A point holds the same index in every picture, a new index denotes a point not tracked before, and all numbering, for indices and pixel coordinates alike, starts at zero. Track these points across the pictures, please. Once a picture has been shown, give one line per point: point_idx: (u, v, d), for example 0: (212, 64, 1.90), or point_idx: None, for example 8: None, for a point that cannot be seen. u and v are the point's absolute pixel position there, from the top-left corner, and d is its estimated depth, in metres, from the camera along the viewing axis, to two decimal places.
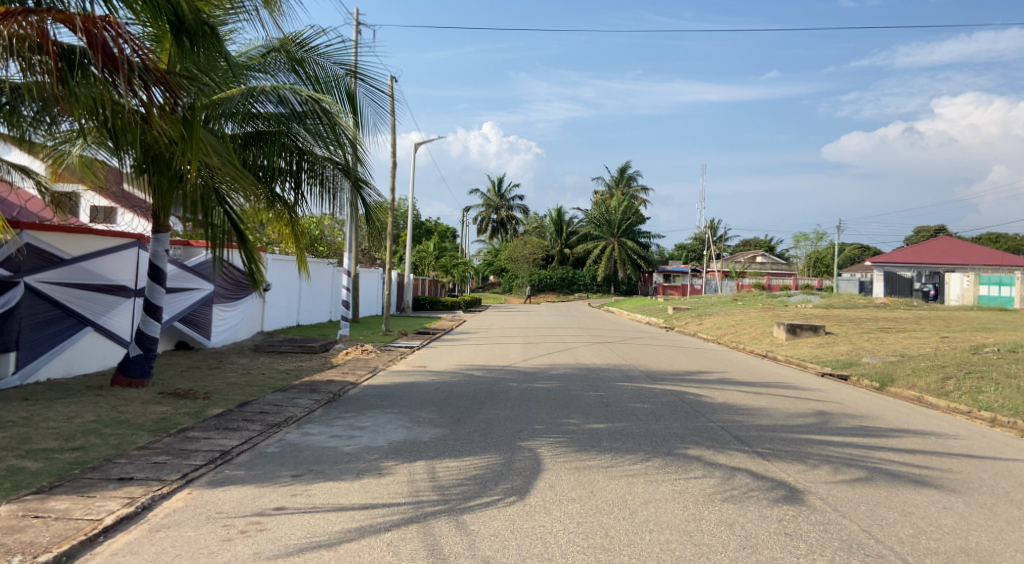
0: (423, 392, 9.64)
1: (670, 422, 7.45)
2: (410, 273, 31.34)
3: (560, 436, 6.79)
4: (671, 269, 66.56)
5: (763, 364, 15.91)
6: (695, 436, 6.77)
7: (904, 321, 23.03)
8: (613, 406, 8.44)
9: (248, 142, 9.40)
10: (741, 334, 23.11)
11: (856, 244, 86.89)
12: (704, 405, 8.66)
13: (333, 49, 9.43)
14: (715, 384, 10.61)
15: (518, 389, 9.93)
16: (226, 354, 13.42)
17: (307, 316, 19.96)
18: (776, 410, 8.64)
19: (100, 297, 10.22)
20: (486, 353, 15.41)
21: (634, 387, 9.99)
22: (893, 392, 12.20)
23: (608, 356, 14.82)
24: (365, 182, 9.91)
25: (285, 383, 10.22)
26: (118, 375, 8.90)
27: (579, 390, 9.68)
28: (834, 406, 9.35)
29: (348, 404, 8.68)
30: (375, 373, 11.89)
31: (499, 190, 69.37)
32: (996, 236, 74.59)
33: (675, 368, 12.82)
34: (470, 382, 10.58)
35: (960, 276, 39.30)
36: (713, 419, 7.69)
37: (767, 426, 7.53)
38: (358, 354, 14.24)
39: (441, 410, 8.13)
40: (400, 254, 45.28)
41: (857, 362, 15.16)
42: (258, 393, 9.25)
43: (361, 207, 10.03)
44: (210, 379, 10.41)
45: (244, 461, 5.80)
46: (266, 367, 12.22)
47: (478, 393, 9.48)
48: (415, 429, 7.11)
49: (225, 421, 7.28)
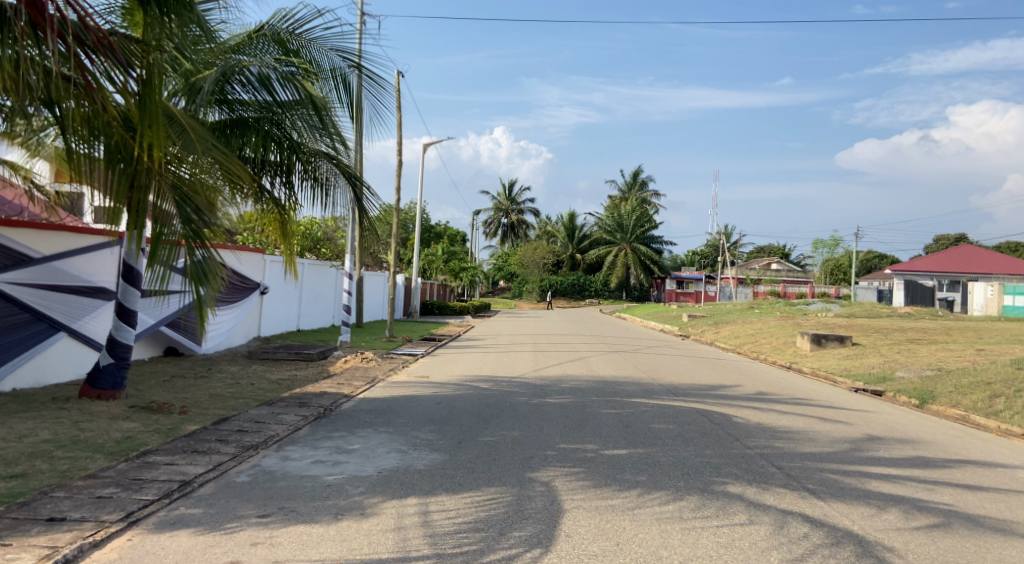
0: (423, 408, 8.76)
1: (700, 448, 6.53)
2: (417, 278, 30.57)
3: (574, 465, 5.88)
4: (687, 277, 64.22)
5: (789, 377, 14.91)
6: (733, 468, 5.85)
7: (933, 332, 21.90)
8: (635, 427, 7.51)
9: (230, 131, 8.47)
10: (761, 344, 22.07)
11: (873, 253, 85.37)
12: (736, 427, 7.72)
13: (330, 35, 8.49)
14: (743, 403, 9.67)
15: (528, 405, 9.03)
16: (216, 362, 12.62)
17: (307, 321, 19.17)
18: (818, 434, 7.68)
19: (75, 300, 9.44)
20: (494, 362, 14.51)
21: (656, 405, 9.07)
22: (936, 410, 11.19)
23: (624, 368, 13.90)
24: (359, 178, 9.04)
25: (273, 396, 9.38)
26: (86, 386, 8.11)
27: (595, 408, 8.77)
28: (880, 429, 8.38)
29: (339, 421, 7.82)
30: (374, 383, 11.04)
31: (511, 193, 68.60)
32: (1018, 245, 73.13)
33: (697, 381, 11.88)
34: (475, 397, 9.69)
35: (983, 285, 38.12)
36: (749, 446, 6.76)
37: (813, 454, 6.59)
38: (358, 362, 13.39)
39: (440, 430, 7.24)
40: (409, 257, 44.57)
41: (892, 376, 14.15)
42: (241, 408, 8.41)
43: (353, 206, 9.16)
44: (192, 390, 9.59)
45: (205, 497, 4.96)
46: (256, 376, 11.39)
47: (484, 409, 8.58)
48: (409, 454, 6.23)
49: (195, 442, 6.42)
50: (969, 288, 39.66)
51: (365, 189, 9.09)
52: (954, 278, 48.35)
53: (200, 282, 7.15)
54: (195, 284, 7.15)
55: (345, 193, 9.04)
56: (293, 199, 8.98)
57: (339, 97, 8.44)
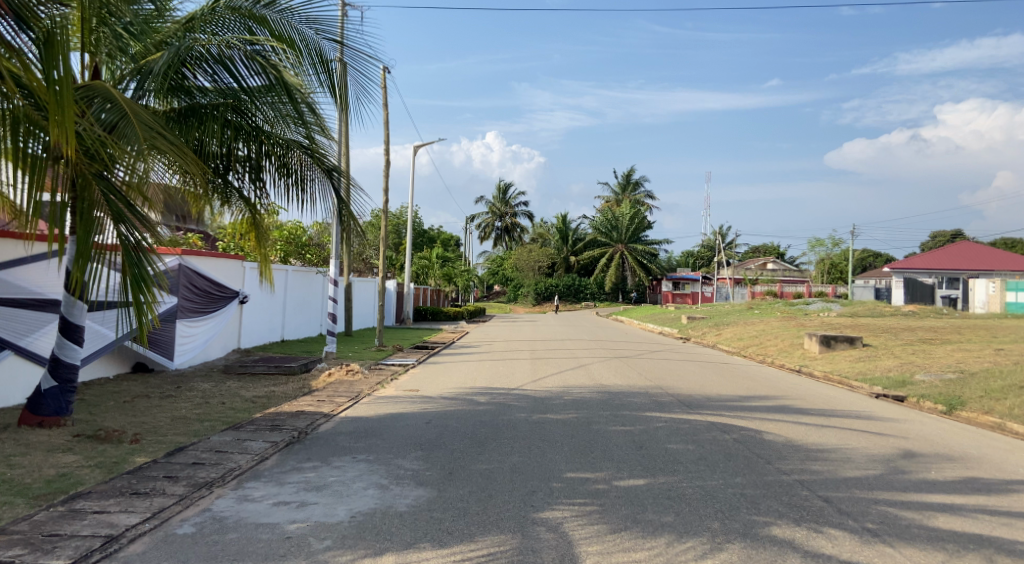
0: (410, 428, 7.82)
1: (728, 475, 5.62)
2: (409, 283, 29.74)
3: (585, 501, 4.96)
4: (680, 276, 63.72)
5: (803, 383, 14.03)
6: (773, 504, 4.93)
7: (945, 331, 21.04)
8: (651, 449, 6.60)
9: (184, 119, 7.32)
10: (766, 346, 21.21)
11: (869, 252, 84.79)
12: (764, 447, 6.80)
13: (301, 4, 7.43)
14: (764, 416, 8.79)
15: (528, 422, 8.11)
16: (188, 378, 11.68)
17: (292, 331, 18.23)
18: (857, 453, 6.77)
19: (24, 314, 8.48)
20: (488, 372, 13.59)
21: (670, 420, 8.14)
22: (968, 417, 10.32)
23: (628, 376, 13.01)
24: (337, 169, 8.15)
25: (243, 418, 8.45)
26: (26, 413, 7.20)
27: (603, 425, 7.85)
28: (922, 444, 7.48)
29: (314, 447, 6.91)
30: (358, 399, 10.13)
31: (503, 195, 67.71)
32: (1015, 241, 72.79)
33: (708, 391, 10.97)
34: (468, 413, 8.76)
35: (984, 282, 37.45)
36: (785, 470, 5.87)
37: (861, 479, 5.68)
38: (343, 374, 12.45)
39: (428, 457, 6.30)
40: (401, 262, 43.67)
41: (913, 380, 13.26)
42: (204, 434, 7.48)
43: (335, 204, 8.25)
44: (154, 413, 8.65)
45: (132, 558, 4.03)
46: (229, 393, 10.45)
47: (478, 429, 7.64)
48: (390, 491, 5.29)
49: (137, 481, 5.49)
50: (971, 286, 38.94)
51: (346, 183, 8.26)
52: (954, 275, 47.73)
53: (137, 289, 5.85)
54: (132, 293, 5.86)
55: (325, 189, 8.10)
56: (263, 198, 8.16)
57: (316, 80, 7.32)
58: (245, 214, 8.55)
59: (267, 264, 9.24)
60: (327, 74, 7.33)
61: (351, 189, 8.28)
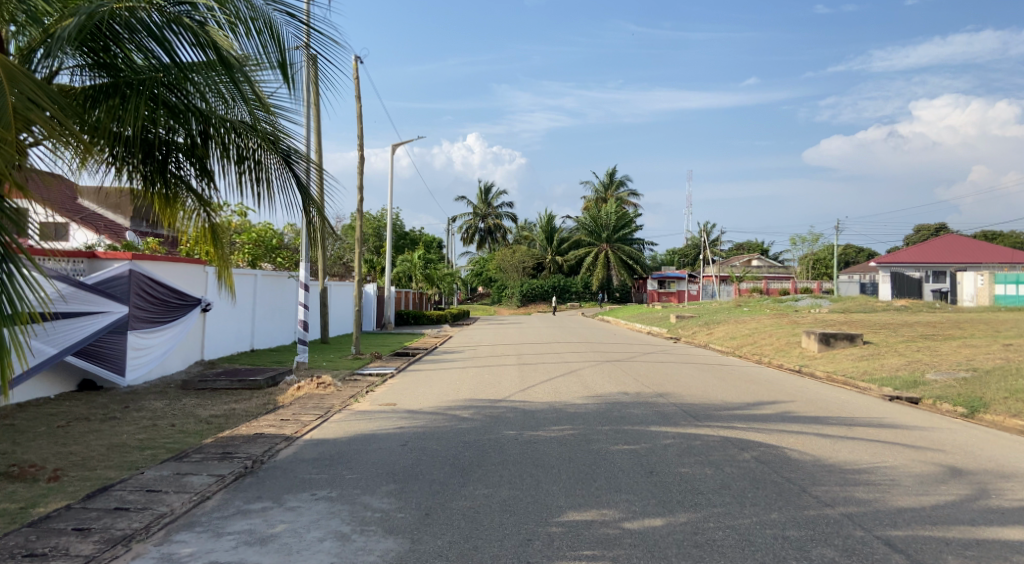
0: (383, 453, 6.80)
1: (761, 510, 4.67)
2: (389, 287, 28.70)
3: (593, 555, 3.97)
4: (665, 275, 63.15)
5: (808, 385, 13.18)
6: (824, 550, 3.98)
7: (945, 326, 20.34)
8: (662, 476, 5.64)
9: (108, 97, 6.26)
10: (761, 345, 20.36)
11: (852, 247, 84.75)
12: (793, 469, 5.86)
13: None
14: (779, 428, 7.88)
15: (518, 442, 7.12)
16: (140, 396, 10.59)
17: (262, 340, 17.13)
18: (898, 474, 5.85)
19: None
20: (473, 381, 12.56)
21: (679, 437, 7.18)
22: (994, 421, 9.46)
23: (622, 382, 12.08)
24: (298, 153, 7.16)
25: (191, 444, 7.40)
26: None
27: (603, 444, 6.88)
28: (965, 458, 6.60)
29: (268, 481, 5.88)
30: (327, 417, 9.10)
31: (486, 196, 66.66)
32: (996, 234, 73.05)
33: (712, 399, 10.05)
34: (450, 432, 7.75)
35: (972, 275, 37.03)
36: (826, 499, 4.94)
37: (920, 510, 4.74)
38: (313, 387, 11.40)
39: (400, 493, 5.29)
40: (382, 264, 42.50)
41: (924, 380, 12.42)
42: (141, 467, 6.42)
43: (299, 196, 7.23)
44: (89, 440, 7.58)
45: None
46: (183, 413, 9.37)
47: (461, 453, 6.63)
48: (352, 544, 4.27)
49: (37, 537, 4.45)
50: (958, 279, 38.53)
51: (311, 170, 7.29)
52: (940, 268, 47.42)
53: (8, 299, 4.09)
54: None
55: (284, 178, 7.11)
56: (214, 190, 7.29)
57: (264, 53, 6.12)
58: (206, 222, 7.75)
59: (228, 278, 8.35)
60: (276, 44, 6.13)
61: (319, 177, 7.33)
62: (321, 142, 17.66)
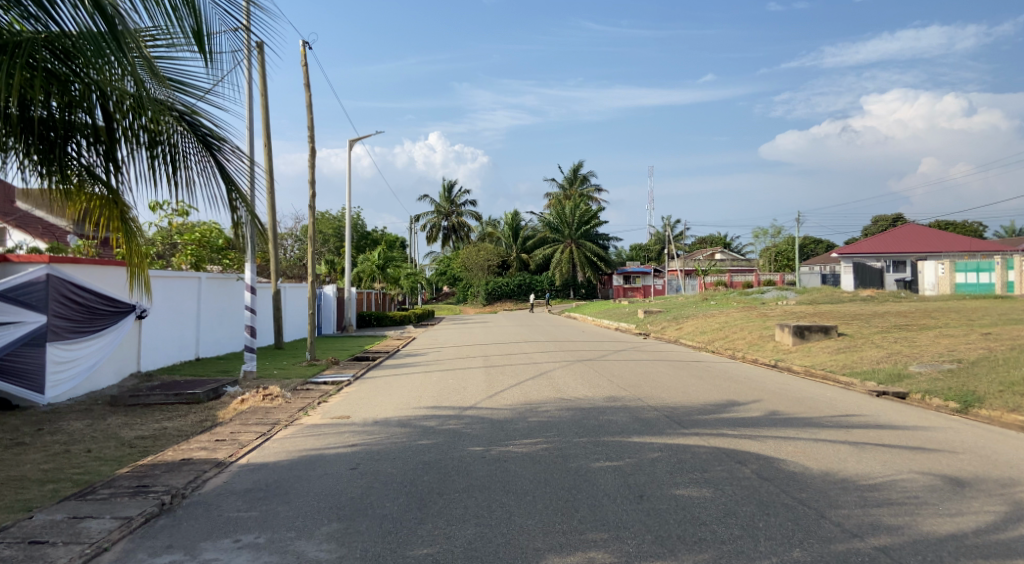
0: (327, 480, 5.83)
1: (782, 547, 3.86)
2: (349, 288, 27.65)
3: None
4: (631, 271, 63.01)
5: (789, 382, 12.57)
6: None
7: (915, 315, 20.07)
8: (656, 501, 4.79)
9: None
10: (733, 339, 19.80)
11: (812, 239, 85.80)
12: (801, 487, 5.09)
13: None
14: (773, 435, 7.14)
15: (484, 461, 6.22)
16: (60, 415, 9.38)
17: (207, 347, 15.94)
18: (921, 488, 5.12)
19: None
20: (435, 387, 11.61)
21: (666, 449, 6.35)
22: (990, 416, 8.91)
23: (596, 384, 11.28)
24: (219, 138, 6.25)
25: (105, 476, 6.30)
26: None
27: (584, 461, 6.02)
28: (983, 465, 5.93)
29: (185, 524, 4.87)
30: (270, 435, 8.06)
31: (449, 194, 65.35)
32: (951, 223, 74.46)
33: (696, 400, 9.29)
34: (406, 450, 6.81)
35: (933, 263, 37.26)
36: (853, 529, 4.16)
37: (963, 539, 4.00)
38: (258, 400, 10.31)
39: (344, 537, 4.36)
40: (342, 265, 41.02)
41: (908, 373, 11.90)
42: (34, 508, 5.31)
43: (221, 189, 6.27)
44: None
45: None
46: (106, 435, 8.22)
47: (418, 478, 5.69)
48: None
49: None
50: (919, 268, 38.72)
51: (237, 158, 6.38)
52: (901, 257, 47.81)
53: None
54: None
55: (206, 167, 6.22)
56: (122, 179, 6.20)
57: (178, 28, 4.91)
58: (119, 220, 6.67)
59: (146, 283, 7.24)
60: (196, 17, 4.94)
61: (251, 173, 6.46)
62: (268, 138, 16.49)
